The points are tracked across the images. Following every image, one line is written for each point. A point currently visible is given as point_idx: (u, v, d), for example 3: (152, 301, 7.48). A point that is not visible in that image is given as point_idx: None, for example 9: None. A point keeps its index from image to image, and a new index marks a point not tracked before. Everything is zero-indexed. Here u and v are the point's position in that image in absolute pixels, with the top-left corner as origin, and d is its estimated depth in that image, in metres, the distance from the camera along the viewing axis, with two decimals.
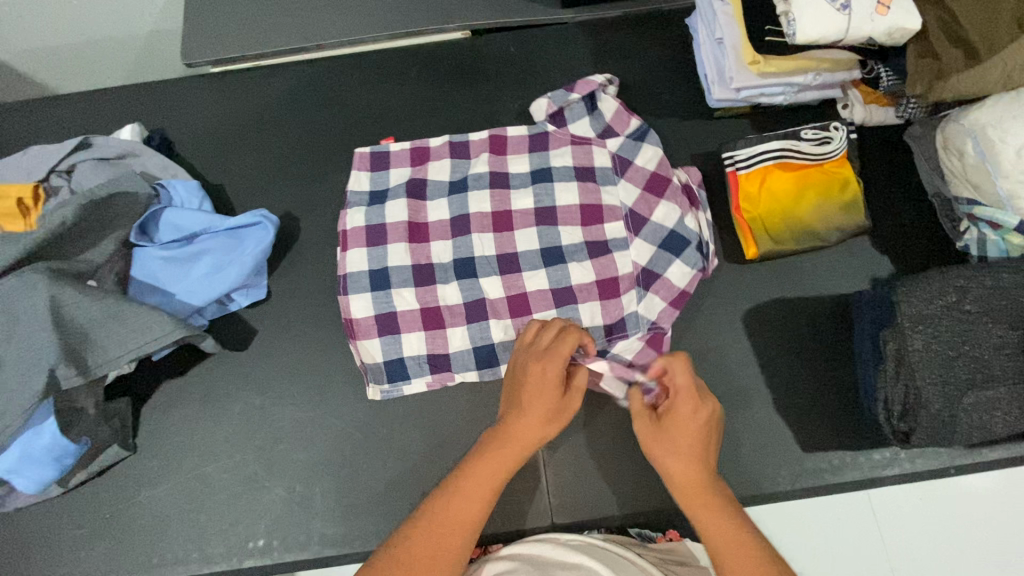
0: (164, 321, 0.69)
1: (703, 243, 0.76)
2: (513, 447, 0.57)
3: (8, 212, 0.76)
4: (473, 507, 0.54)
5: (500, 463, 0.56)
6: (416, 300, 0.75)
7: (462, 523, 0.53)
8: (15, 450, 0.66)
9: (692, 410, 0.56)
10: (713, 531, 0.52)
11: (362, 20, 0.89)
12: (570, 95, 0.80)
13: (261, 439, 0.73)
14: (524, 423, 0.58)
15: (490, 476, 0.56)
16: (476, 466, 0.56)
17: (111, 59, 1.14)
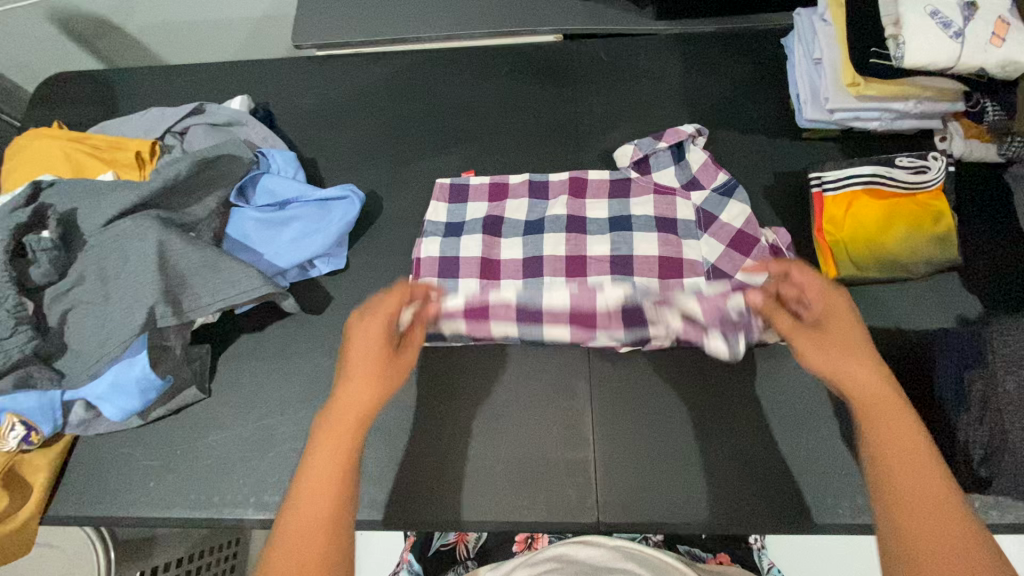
0: (253, 276, 0.73)
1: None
2: (346, 423, 0.53)
3: (127, 163, 0.84)
4: (323, 506, 0.48)
5: (334, 452, 0.51)
6: (477, 316, 0.76)
7: (316, 530, 0.47)
8: (109, 378, 0.71)
9: (848, 307, 0.56)
10: (897, 440, 0.47)
11: (462, 19, 0.94)
12: (657, 143, 0.81)
13: (325, 399, 0.77)
14: (351, 395, 0.54)
15: (329, 470, 0.50)
16: (321, 453, 0.51)
17: (225, 39, 1.23)
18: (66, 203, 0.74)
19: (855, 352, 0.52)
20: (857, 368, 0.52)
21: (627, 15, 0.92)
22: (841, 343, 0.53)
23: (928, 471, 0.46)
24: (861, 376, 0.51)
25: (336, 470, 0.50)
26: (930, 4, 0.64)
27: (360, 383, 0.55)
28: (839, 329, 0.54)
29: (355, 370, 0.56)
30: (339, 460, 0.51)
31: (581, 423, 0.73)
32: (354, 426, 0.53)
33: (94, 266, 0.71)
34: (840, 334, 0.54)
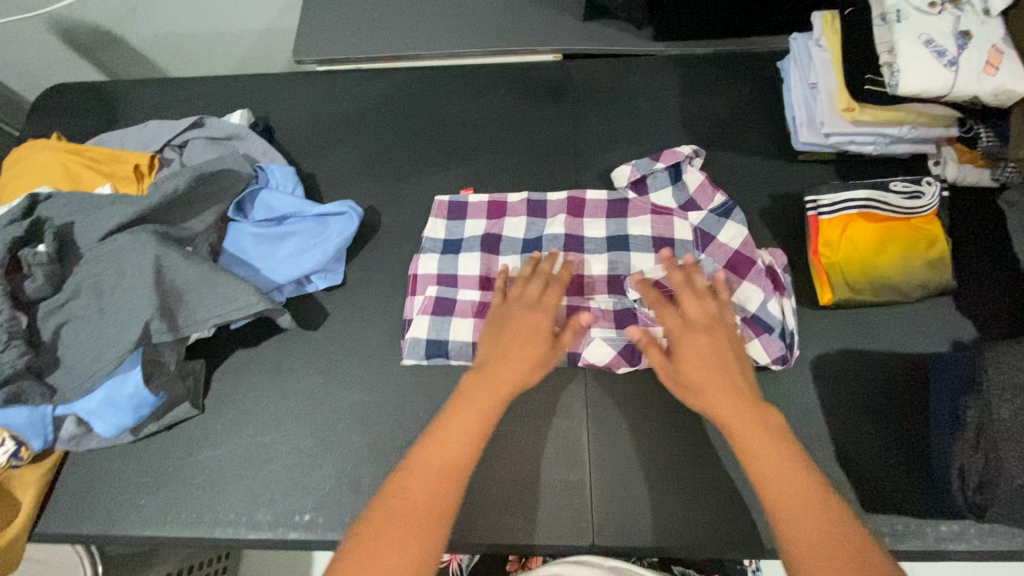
0: (249, 291, 0.73)
1: (786, 331, 0.73)
2: (488, 396, 0.61)
3: (125, 176, 0.84)
4: (455, 452, 0.57)
5: (477, 410, 0.60)
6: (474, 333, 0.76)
7: (441, 469, 0.56)
8: (101, 394, 0.71)
9: (688, 337, 0.64)
10: (759, 466, 0.55)
11: (463, 36, 0.95)
12: (654, 164, 0.81)
13: (320, 417, 0.76)
14: (508, 372, 0.63)
15: (470, 420, 0.59)
16: (467, 409, 0.60)
17: (225, 51, 1.24)
18: (63, 217, 0.74)
19: (709, 380, 0.60)
20: (714, 392, 0.60)
21: (625, 36, 0.94)
22: (693, 375, 0.62)
23: (786, 491, 0.53)
24: (718, 408, 0.59)
25: (473, 428, 0.59)
26: (924, 33, 0.65)
27: (522, 363, 0.64)
28: (689, 361, 0.62)
29: (517, 349, 0.65)
30: (478, 419, 0.60)
31: (577, 444, 0.73)
32: (500, 397, 0.62)
33: (89, 281, 0.71)
34: (691, 366, 0.62)
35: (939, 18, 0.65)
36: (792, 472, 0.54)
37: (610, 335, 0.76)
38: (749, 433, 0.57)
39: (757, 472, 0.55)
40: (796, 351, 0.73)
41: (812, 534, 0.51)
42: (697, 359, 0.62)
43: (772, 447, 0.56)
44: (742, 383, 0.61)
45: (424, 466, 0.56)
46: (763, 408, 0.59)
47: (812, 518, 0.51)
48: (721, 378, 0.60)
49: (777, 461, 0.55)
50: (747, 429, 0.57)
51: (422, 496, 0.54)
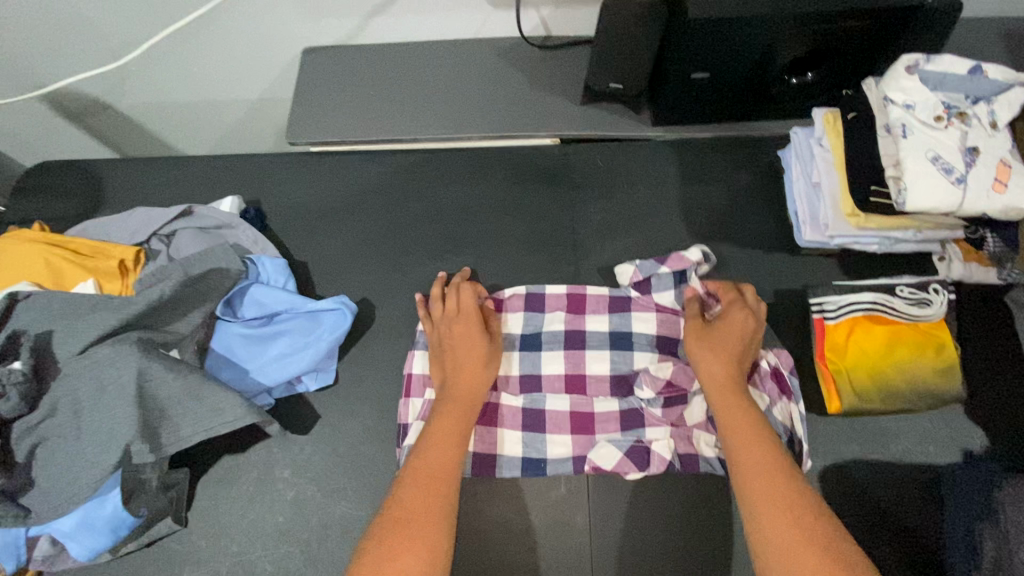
0: (237, 404, 0.70)
1: (795, 439, 0.71)
2: (464, 403, 0.70)
3: (109, 271, 0.81)
4: (450, 452, 0.66)
5: (456, 419, 0.68)
6: (476, 441, 0.74)
7: (434, 476, 0.63)
8: (76, 517, 0.67)
9: (740, 316, 0.71)
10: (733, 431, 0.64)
11: (459, 119, 0.94)
12: (659, 267, 0.79)
13: (310, 532, 0.73)
14: (461, 378, 0.71)
15: (450, 440, 0.67)
16: (447, 418, 0.68)
17: (216, 119, 1.22)
18: (40, 325, 0.70)
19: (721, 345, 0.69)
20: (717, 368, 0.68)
21: (624, 120, 0.92)
22: (716, 343, 0.70)
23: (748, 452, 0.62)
24: (714, 370, 0.68)
25: (454, 437, 0.67)
26: (931, 150, 0.64)
27: (471, 370, 0.72)
28: (720, 330, 0.70)
29: (462, 365, 0.72)
30: (458, 425, 0.68)
31: (579, 563, 0.70)
32: (467, 406, 0.70)
33: (68, 397, 0.67)
34: (722, 334, 0.70)
35: (946, 132, 0.64)
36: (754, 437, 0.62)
37: (615, 437, 0.74)
38: (730, 405, 0.66)
39: (728, 435, 0.64)
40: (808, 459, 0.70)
41: (769, 495, 0.58)
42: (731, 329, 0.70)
43: (745, 417, 0.64)
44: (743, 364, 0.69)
45: (420, 470, 0.64)
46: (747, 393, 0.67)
47: (772, 489, 0.58)
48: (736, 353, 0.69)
49: (751, 431, 0.63)
50: (728, 393, 0.66)
51: (422, 494, 0.62)
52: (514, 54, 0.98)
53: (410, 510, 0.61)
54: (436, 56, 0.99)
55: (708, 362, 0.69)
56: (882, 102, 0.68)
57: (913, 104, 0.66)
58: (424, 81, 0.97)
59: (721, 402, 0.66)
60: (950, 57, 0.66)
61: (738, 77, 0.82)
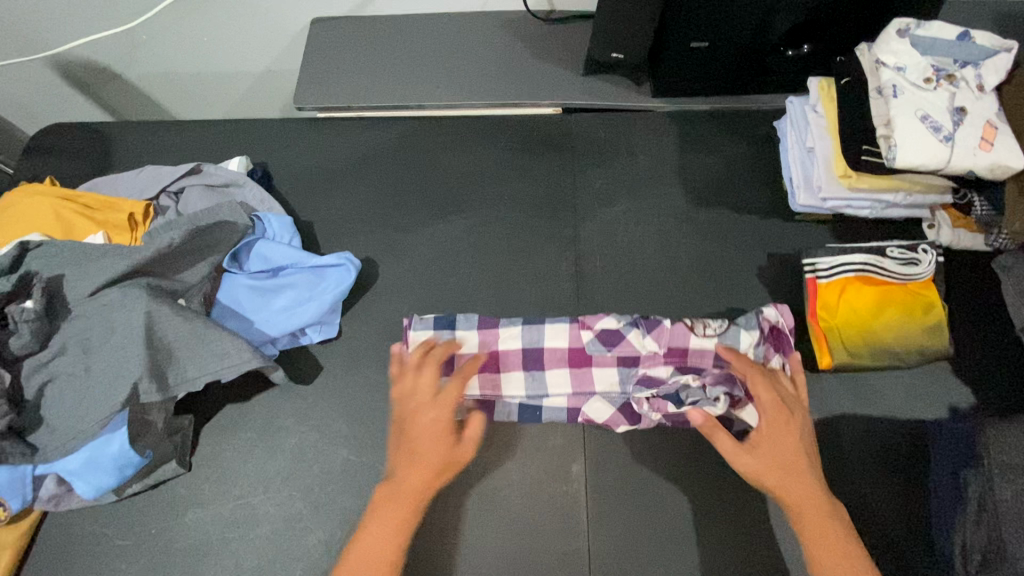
0: (243, 348, 0.72)
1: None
2: (407, 499, 0.63)
3: (118, 225, 0.83)
4: (381, 570, 0.60)
5: (394, 527, 0.62)
6: (479, 387, 0.75)
7: (374, 563, 0.61)
8: (82, 455, 0.68)
9: (785, 423, 0.65)
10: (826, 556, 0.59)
11: (462, 88, 0.96)
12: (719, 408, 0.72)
13: (311, 478, 0.74)
14: (409, 479, 0.64)
15: (393, 530, 0.62)
16: (387, 526, 0.62)
17: (223, 90, 1.24)
18: (52, 269, 0.72)
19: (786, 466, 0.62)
20: (793, 485, 0.62)
21: (624, 91, 0.95)
22: (782, 458, 0.63)
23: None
24: (793, 495, 0.62)
25: (391, 555, 0.61)
26: (921, 108, 0.66)
27: (427, 467, 0.64)
28: (776, 443, 0.64)
29: (424, 453, 0.64)
30: (396, 533, 0.62)
31: (575, 510, 0.71)
32: (411, 511, 0.63)
33: (78, 337, 0.69)
34: (778, 446, 0.64)
35: (934, 93, 0.67)
36: (852, 565, 0.58)
37: (608, 390, 0.75)
38: (816, 521, 0.60)
39: (825, 565, 0.59)
40: None
41: None
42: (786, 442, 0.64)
43: (835, 535, 0.60)
44: (813, 467, 0.63)
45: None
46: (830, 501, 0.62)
47: None
48: (800, 465, 0.63)
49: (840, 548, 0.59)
50: (813, 514, 0.61)
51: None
52: (518, 28, 1.00)
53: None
54: (442, 29, 1.01)
55: (782, 488, 0.62)
56: (874, 66, 0.71)
57: (903, 66, 0.69)
58: (429, 51, 0.99)
59: (807, 527, 0.60)
60: (938, 23, 0.70)
61: (734, 48, 0.85)
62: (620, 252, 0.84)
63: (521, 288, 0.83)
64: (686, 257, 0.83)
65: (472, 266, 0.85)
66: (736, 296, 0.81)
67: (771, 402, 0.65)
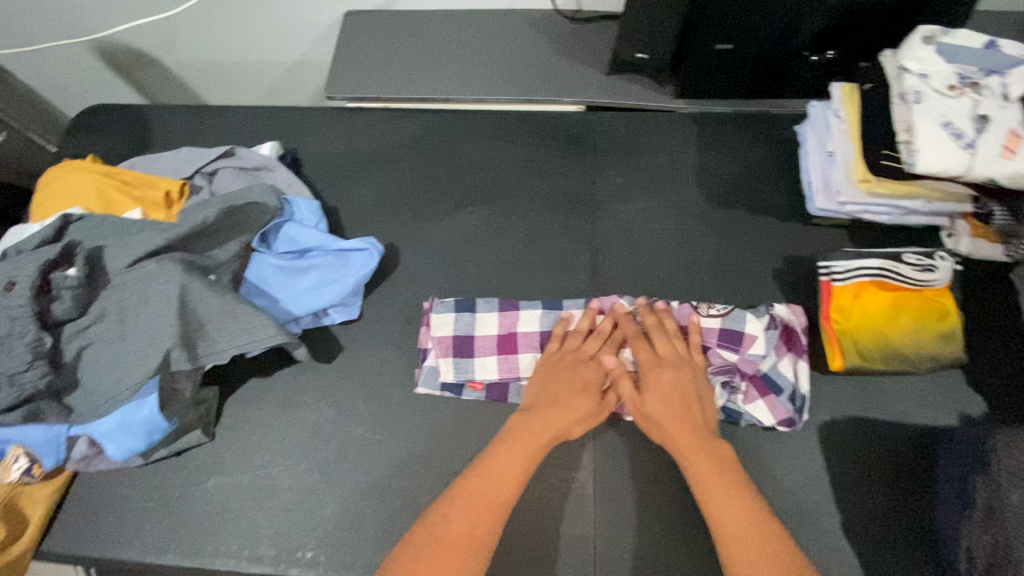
0: (269, 324, 0.74)
1: (797, 394, 0.74)
2: (546, 432, 0.68)
3: (155, 202, 0.86)
4: (503, 491, 0.63)
5: (523, 455, 0.66)
6: (498, 369, 0.78)
7: (489, 504, 0.62)
8: (115, 418, 0.72)
9: (666, 372, 0.71)
10: (708, 485, 0.63)
11: (489, 83, 0.99)
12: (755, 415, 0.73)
13: (329, 452, 0.77)
14: (555, 419, 0.69)
15: (516, 465, 0.65)
16: (512, 453, 0.66)
17: (256, 79, 1.28)
18: (94, 240, 0.76)
19: (672, 408, 0.68)
20: (676, 433, 0.67)
21: (647, 91, 0.96)
22: (657, 407, 0.69)
23: (728, 512, 0.61)
24: (671, 432, 0.67)
25: (516, 477, 0.65)
26: (943, 115, 0.67)
27: (567, 408, 0.70)
28: (658, 393, 0.70)
29: (560, 400, 0.70)
30: (522, 466, 0.65)
31: (582, 497, 0.73)
32: (542, 445, 0.67)
33: (115, 305, 0.73)
34: (656, 391, 0.70)
35: (958, 100, 0.68)
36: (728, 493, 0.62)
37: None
38: (697, 465, 0.65)
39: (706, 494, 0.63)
40: (804, 414, 0.74)
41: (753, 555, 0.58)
42: (665, 387, 0.70)
43: (713, 471, 0.64)
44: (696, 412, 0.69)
45: (470, 500, 0.63)
46: (713, 440, 0.67)
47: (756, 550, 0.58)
48: (682, 409, 0.68)
49: (725, 491, 0.63)
50: (692, 448, 0.66)
51: (471, 517, 0.61)
52: (545, 26, 1.02)
53: (443, 524, 0.61)
54: (471, 24, 1.04)
55: (662, 427, 0.68)
56: (898, 72, 0.71)
57: (927, 74, 0.69)
58: (458, 47, 1.02)
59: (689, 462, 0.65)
60: (964, 32, 0.70)
61: (760, 50, 0.85)
62: (636, 248, 0.86)
63: (538, 278, 0.85)
64: (701, 255, 0.85)
65: (491, 255, 0.87)
66: (750, 295, 0.82)
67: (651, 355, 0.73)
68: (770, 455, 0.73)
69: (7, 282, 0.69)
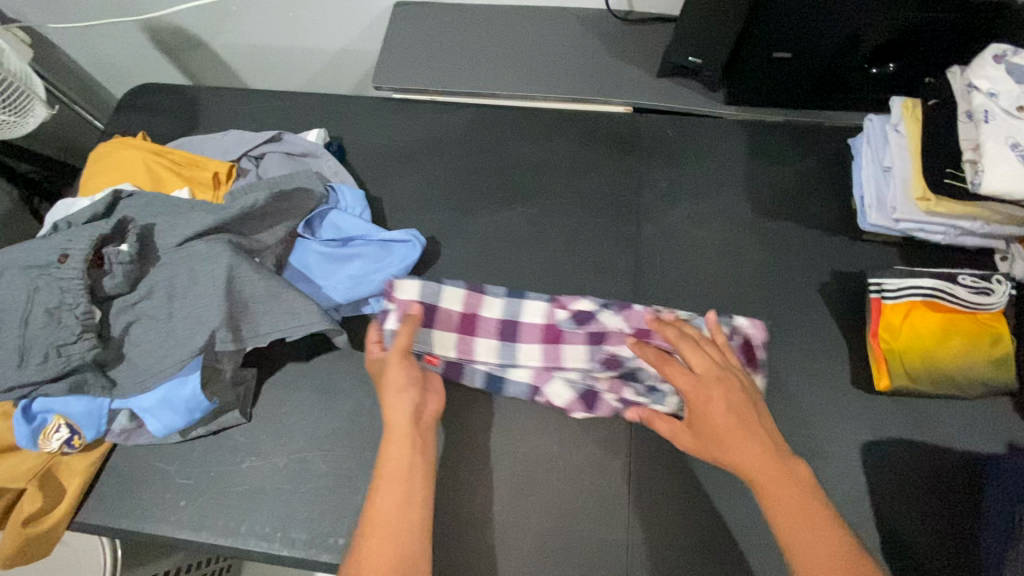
0: (313, 310, 0.75)
1: None
2: (400, 432, 0.63)
3: (203, 182, 0.87)
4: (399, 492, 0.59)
5: (402, 449, 0.62)
6: (462, 350, 0.78)
7: (392, 530, 0.57)
8: (159, 393, 0.72)
9: (719, 387, 0.61)
10: (786, 515, 0.54)
11: (537, 80, 0.98)
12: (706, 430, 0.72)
13: (364, 441, 0.77)
14: (398, 415, 0.64)
15: (398, 484, 0.60)
16: (393, 463, 0.61)
17: (300, 65, 1.29)
18: (146, 218, 0.77)
19: (731, 428, 0.58)
20: (742, 455, 0.57)
21: (698, 96, 0.95)
22: (721, 428, 0.59)
23: (811, 541, 0.52)
24: (737, 459, 0.57)
25: (402, 489, 0.59)
26: (1011, 136, 0.65)
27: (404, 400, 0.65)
28: (716, 412, 0.59)
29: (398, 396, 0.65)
30: (406, 481, 0.60)
31: (616, 501, 0.72)
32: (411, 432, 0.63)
33: (164, 283, 0.73)
34: (710, 409, 0.60)
35: None
36: (813, 519, 0.53)
37: (571, 376, 0.76)
38: (769, 488, 0.56)
39: (785, 525, 0.54)
40: None
41: None
42: (716, 404, 0.60)
43: (792, 496, 0.55)
44: (761, 428, 0.59)
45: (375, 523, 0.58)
46: (786, 457, 0.57)
47: None
48: (743, 428, 0.58)
49: (800, 510, 0.54)
50: (764, 471, 0.56)
51: (384, 539, 0.56)
52: (596, 26, 1.01)
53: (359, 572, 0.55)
54: (520, 21, 1.03)
55: (726, 452, 0.58)
56: (966, 90, 0.70)
57: (997, 93, 0.67)
58: (506, 43, 1.02)
59: (765, 490, 0.56)
60: None
61: (818, 60, 0.84)
62: (679, 255, 0.85)
63: (579, 280, 0.84)
64: (745, 265, 0.83)
65: (532, 254, 0.87)
66: (794, 309, 0.81)
67: (694, 364, 0.63)
68: (811, 472, 0.71)
69: (60, 254, 0.70)
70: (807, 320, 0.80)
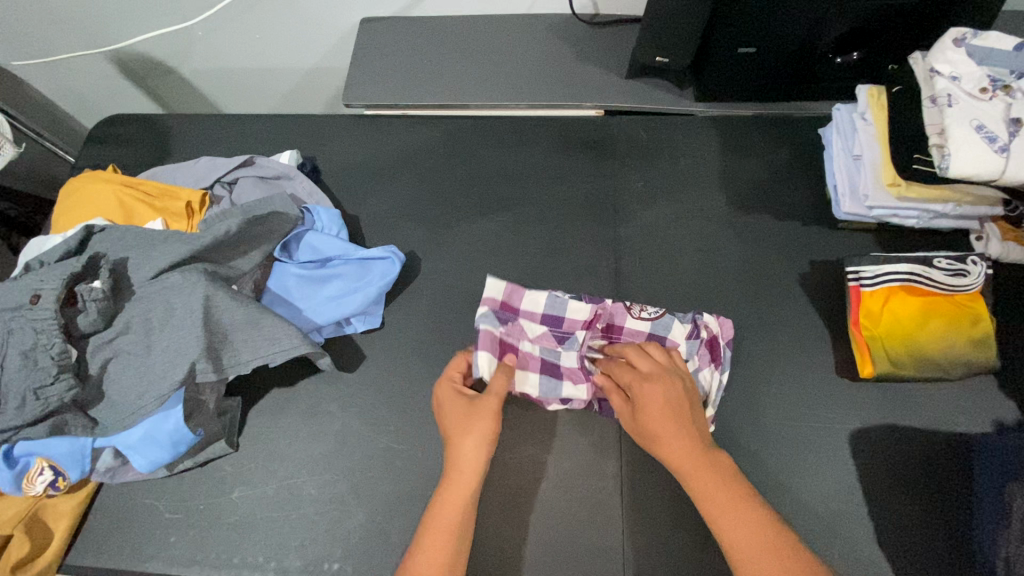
0: (293, 334, 0.74)
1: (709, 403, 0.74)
2: (460, 477, 0.64)
3: (176, 212, 0.86)
4: (445, 546, 0.60)
5: (451, 503, 0.63)
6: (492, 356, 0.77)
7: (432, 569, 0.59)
8: (141, 430, 0.71)
9: (654, 389, 0.67)
10: (719, 508, 0.59)
11: (508, 89, 0.98)
12: None
13: (354, 462, 0.76)
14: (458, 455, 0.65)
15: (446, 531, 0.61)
16: (438, 511, 0.62)
17: (272, 86, 1.28)
18: (118, 252, 0.76)
19: (666, 427, 0.64)
20: (675, 448, 0.63)
21: (667, 95, 0.96)
22: (650, 425, 0.65)
23: (746, 533, 0.56)
24: (672, 455, 0.63)
25: (451, 527, 0.61)
26: (976, 118, 0.66)
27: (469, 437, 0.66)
28: (645, 410, 0.66)
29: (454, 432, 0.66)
30: (453, 522, 0.62)
31: (609, 506, 0.71)
32: (469, 483, 0.64)
33: (140, 317, 0.72)
34: (647, 412, 0.66)
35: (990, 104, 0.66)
36: (744, 511, 0.58)
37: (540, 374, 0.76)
38: (700, 477, 0.61)
39: (719, 517, 0.58)
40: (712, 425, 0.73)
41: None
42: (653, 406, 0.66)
43: (720, 488, 0.60)
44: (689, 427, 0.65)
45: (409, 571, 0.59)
46: (714, 451, 0.63)
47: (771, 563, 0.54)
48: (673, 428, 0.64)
49: (722, 493, 0.59)
50: (696, 467, 0.61)
51: None
52: (563, 32, 1.02)
53: None
54: (487, 31, 1.04)
55: (663, 450, 0.64)
56: (928, 75, 0.70)
57: (958, 76, 0.68)
58: (475, 52, 1.02)
59: (693, 484, 0.61)
60: (994, 34, 0.69)
61: (783, 52, 0.84)
62: (659, 254, 0.85)
63: (560, 286, 0.84)
64: (724, 260, 0.84)
65: (513, 262, 0.87)
66: (776, 301, 0.81)
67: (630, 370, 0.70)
68: (802, 464, 0.71)
69: (32, 294, 0.69)
70: (788, 311, 0.80)
